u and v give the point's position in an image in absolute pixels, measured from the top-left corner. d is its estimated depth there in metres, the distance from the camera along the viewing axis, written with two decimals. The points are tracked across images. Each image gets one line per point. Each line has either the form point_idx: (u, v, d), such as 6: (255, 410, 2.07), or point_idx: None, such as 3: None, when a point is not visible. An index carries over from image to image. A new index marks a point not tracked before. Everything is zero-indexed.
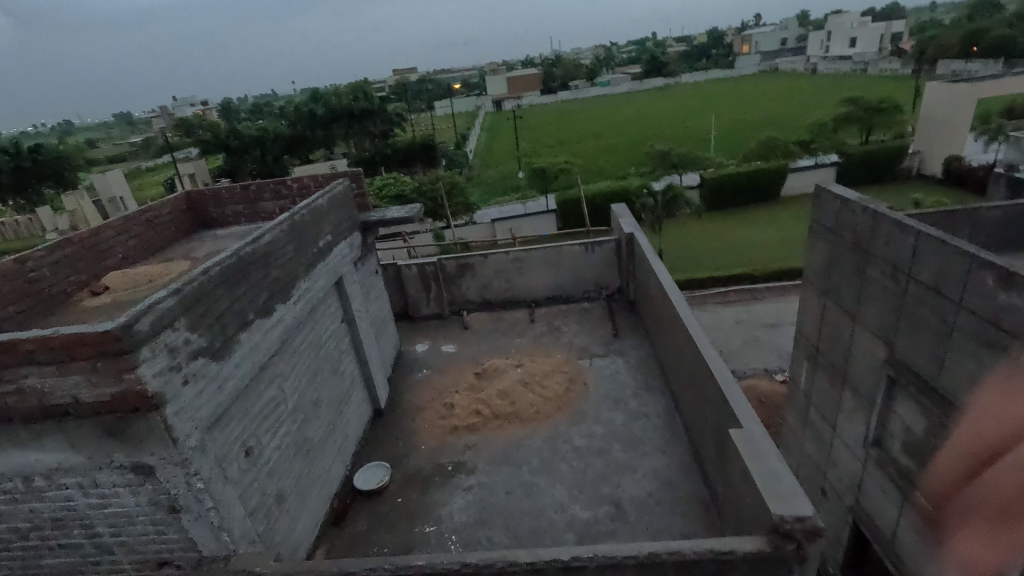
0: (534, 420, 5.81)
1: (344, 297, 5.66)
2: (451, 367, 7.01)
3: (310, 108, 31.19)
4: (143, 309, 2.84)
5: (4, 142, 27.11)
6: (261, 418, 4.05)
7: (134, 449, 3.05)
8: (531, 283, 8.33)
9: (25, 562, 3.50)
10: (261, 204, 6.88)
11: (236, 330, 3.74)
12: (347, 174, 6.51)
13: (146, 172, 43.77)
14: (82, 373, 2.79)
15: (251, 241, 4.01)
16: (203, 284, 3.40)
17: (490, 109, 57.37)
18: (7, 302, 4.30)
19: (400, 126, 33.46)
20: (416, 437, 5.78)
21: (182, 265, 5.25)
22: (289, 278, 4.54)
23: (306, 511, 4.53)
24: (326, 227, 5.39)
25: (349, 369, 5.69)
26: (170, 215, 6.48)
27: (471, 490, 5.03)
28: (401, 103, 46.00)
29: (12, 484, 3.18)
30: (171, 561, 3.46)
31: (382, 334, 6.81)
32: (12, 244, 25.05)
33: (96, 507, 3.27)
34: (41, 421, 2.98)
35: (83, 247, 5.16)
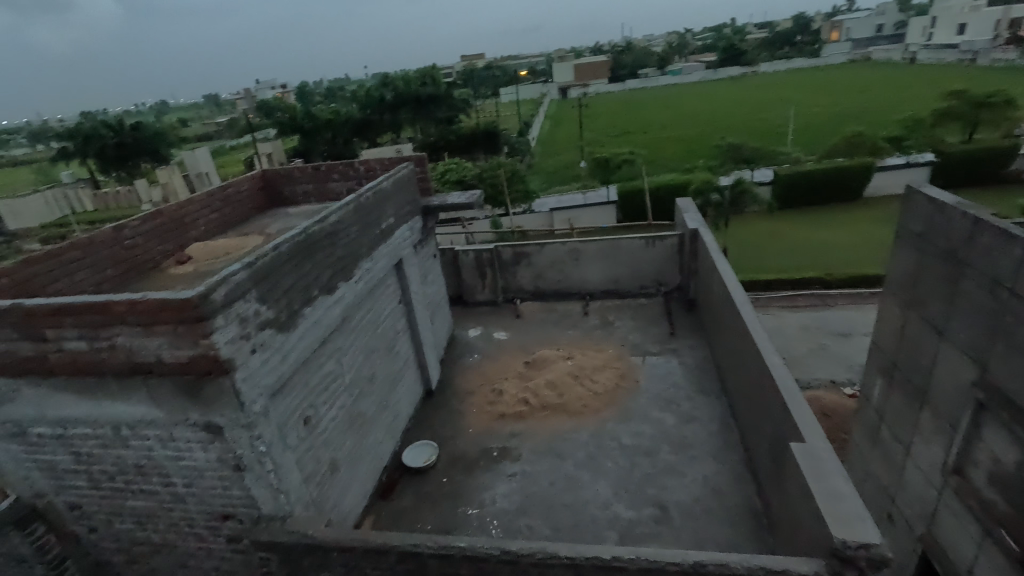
0: (581, 414, 5.75)
1: (402, 278, 5.80)
2: (501, 354, 7.06)
3: (379, 93, 32.09)
4: (219, 280, 3.04)
5: (111, 120, 29.85)
6: (319, 389, 4.25)
7: (207, 409, 3.29)
8: (587, 275, 8.21)
9: (111, 502, 3.86)
10: (329, 184, 7.18)
11: (301, 304, 3.93)
12: (411, 158, 6.66)
13: (228, 150, 46.80)
14: (164, 336, 3.03)
15: (318, 220, 4.18)
16: (274, 259, 3.59)
17: (555, 97, 56.81)
18: (105, 266, 4.74)
19: (465, 112, 33.82)
20: (464, 420, 5.89)
21: (256, 240, 5.57)
22: (352, 258, 4.71)
23: (357, 482, 4.73)
24: (390, 209, 5.54)
25: (404, 349, 5.86)
26: (247, 191, 6.88)
27: (515, 478, 5.07)
28: (466, 90, 46.47)
29: (103, 430, 3.51)
30: (234, 515, 3.72)
31: (437, 317, 6.95)
32: (113, 212, 27.60)
33: (172, 459, 3.55)
34: (129, 377, 3.26)
35: (172, 218, 5.58)
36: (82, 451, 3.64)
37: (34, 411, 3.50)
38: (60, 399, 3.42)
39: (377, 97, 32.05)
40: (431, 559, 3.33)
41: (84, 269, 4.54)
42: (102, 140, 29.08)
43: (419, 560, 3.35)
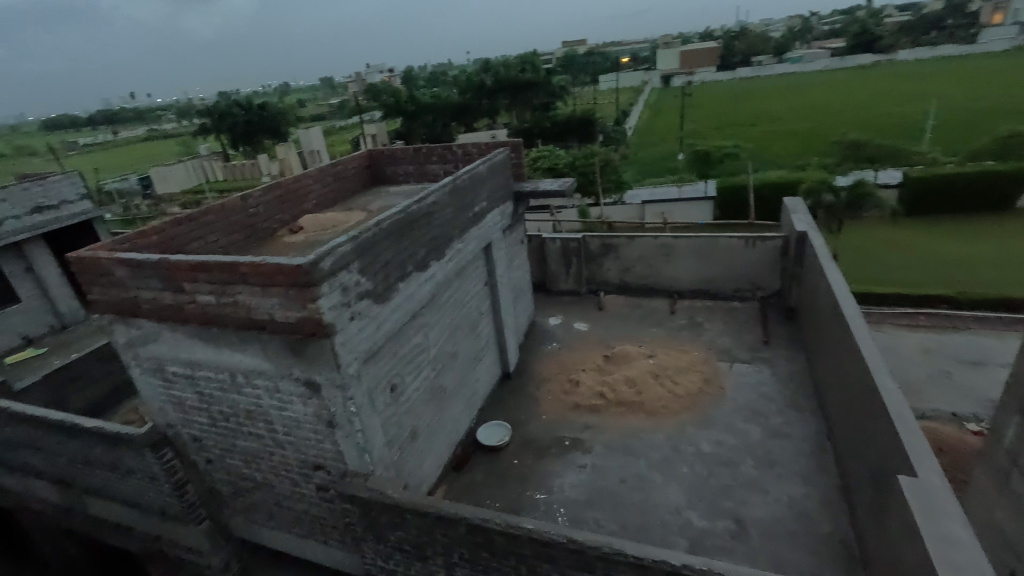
0: (658, 415, 5.57)
1: (489, 262, 5.92)
2: (580, 345, 7.02)
3: (480, 78, 32.73)
4: (327, 250, 3.30)
5: (244, 99, 33.19)
6: (406, 360, 4.49)
7: (309, 367, 3.60)
8: (677, 273, 7.89)
9: (224, 439, 4.37)
10: (428, 166, 7.49)
11: (397, 278, 4.15)
12: (507, 144, 6.75)
13: (338, 130, 50.21)
14: (278, 297, 3.35)
15: (417, 199, 4.38)
16: (376, 234, 3.82)
17: (657, 85, 54.59)
18: (232, 230, 5.32)
19: (562, 99, 33.56)
20: (538, 406, 5.95)
21: (359, 215, 5.95)
22: (445, 238, 4.88)
23: (433, 452, 4.96)
24: (484, 192, 5.66)
25: (486, 330, 6.01)
26: (354, 169, 7.37)
27: (585, 469, 5.05)
28: (565, 76, 46.02)
29: (222, 375, 3.97)
30: (324, 466, 4.06)
31: (519, 301, 7.04)
32: (239, 183, 30.80)
33: (276, 409, 3.94)
34: (246, 331, 3.65)
35: (289, 191, 6.11)
36: (205, 392, 4.15)
37: (170, 352, 4.03)
38: (191, 343, 3.90)
39: (478, 82, 32.79)
40: (498, 536, 3.42)
41: (215, 232, 5.12)
42: (234, 118, 32.45)
43: (486, 535, 3.45)
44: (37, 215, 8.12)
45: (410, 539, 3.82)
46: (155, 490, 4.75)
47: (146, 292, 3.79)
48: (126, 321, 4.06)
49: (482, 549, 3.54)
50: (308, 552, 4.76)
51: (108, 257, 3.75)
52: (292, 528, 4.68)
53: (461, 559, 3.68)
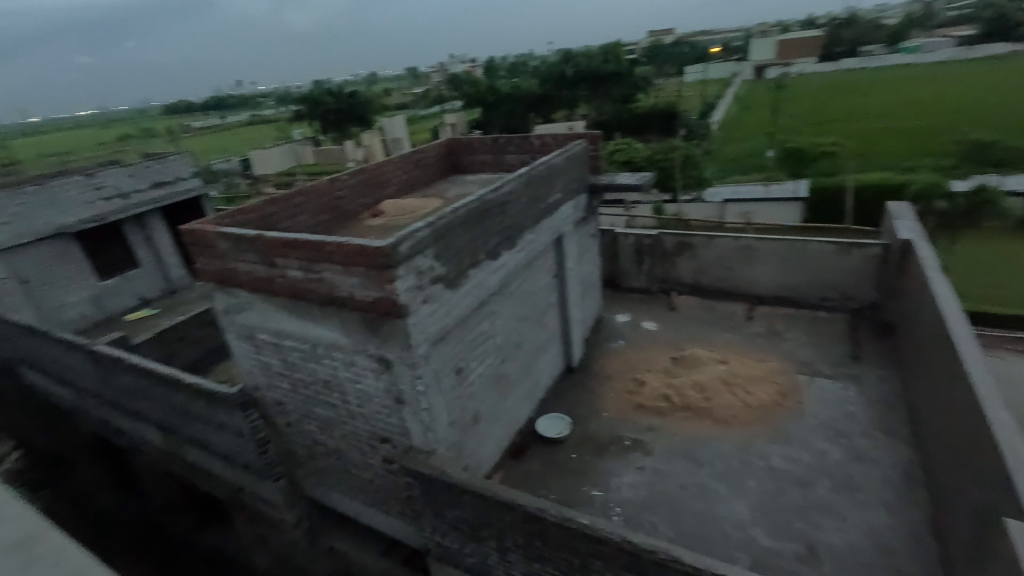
0: (727, 424, 5.33)
1: (560, 254, 5.90)
2: (648, 344, 6.84)
3: (561, 69, 32.47)
4: (406, 235, 3.44)
5: (336, 88, 35.10)
6: (473, 345, 4.59)
7: (382, 344, 3.78)
8: (758, 277, 7.45)
9: (302, 405, 4.70)
10: (505, 156, 7.58)
11: (469, 265, 4.24)
12: (585, 136, 6.66)
13: (420, 119, 52.02)
14: (358, 277, 3.54)
15: (493, 188, 4.44)
16: (452, 221, 3.92)
17: (748, 77, 51.51)
18: (320, 211, 5.67)
19: (645, 91, 32.54)
20: (600, 403, 5.87)
21: (436, 202, 6.13)
22: (518, 228, 4.91)
23: (493, 437, 5.05)
24: (559, 184, 5.64)
25: (552, 322, 6.01)
26: (433, 157, 7.59)
27: (644, 472, 4.94)
28: (650, 67, 44.53)
29: (305, 346, 4.26)
30: (390, 440, 4.27)
31: (588, 296, 6.96)
32: (328, 167, 32.73)
33: (350, 381, 4.17)
34: (328, 307, 3.89)
35: (372, 176, 6.41)
36: (288, 360, 4.48)
37: (260, 321, 4.38)
38: (279, 314, 4.22)
39: (558, 73, 32.57)
40: (552, 527, 3.43)
41: (305, 212, 5.48)
42: (326, 105, 34.44)
43: (541, 524, 3.48)
44: (156, 190, 9.13)
45: (467, 519, 3.94)
46: (241, 445, 5.21)
47: (243, 265, 4.14)
48: (225, 290, 4.46)
49: (536, 537, 3.57)
50: (371, 519, 5.04)
51: (213, 230, 4.12)
52: (358, 495, 4.96)
53: (515, 544, 3.75)
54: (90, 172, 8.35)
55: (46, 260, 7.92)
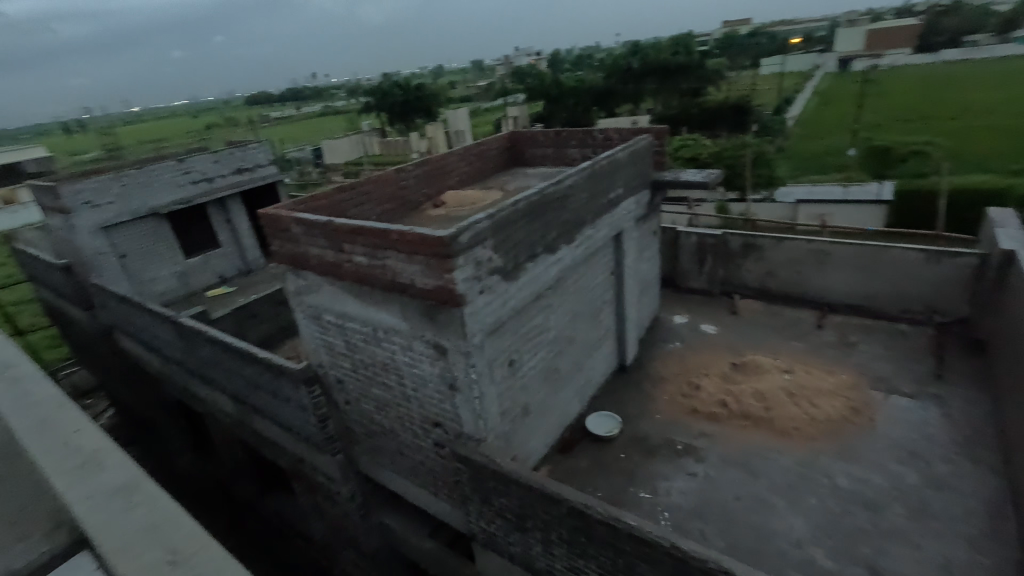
0: (788, 436, 5.07)
1: (618, 251, 5.80)
2: (706, 348, 6.61)
3: (628, 62, 31.76)
4: (466, 226, 3.51)
5: (404, 81, 36.10)
6: (527, 338, 4.61)
7: (439, 332, 3.88)
8: (831, 284, 7.00)
9: (361, 385, 4.92)
10: (567, 150, 7.52)
11: (526, 258, 4.26)
12: (651, 131, 6.48)
13: (483, 111, 52.58)
14: (419, 265, 3.65)
15: (554, 182, 4.43)
16: (512, 213, 3.95)
17: (831, 69, 48.20)
18: (385, 200, 5.87)
19: (715, 84, 31.23)
20: (653, 405, 5.75)
21: (496, 194, 6.19)
22: (577, 223, 4.88)
23: (542, 430, 5.07)
24: (621, 179, 5.53)
25: (607, 319, 5.94)
26: (496, 150, 7.66)
27: (696, 478, 4.80)
28: (722, 60, 42.66)
29: (366, 329, 4.44)
30: (442, 425, 4.39)
31: (645, 294, 6.82)
32: (393, 157, 33.84)
33: (407, 365, 4.32)
34: (389, 293, 4.03)
35: (436, 167, 6.55)
36: (350, 341, 4.69)
37: (327, 303, 4.61)
38: (344, 297, 4.42)
39: (625, 66, 31.90)
40: (598, 525, 3.41)
41: (371, 201, 5.70)
42: (394, 98, 35.53)
43: (587, 521, 3.46)
44: (239, 175, 9.69)
45: (513, 509, 3.98)
46: (304, 418, 5.52)
47: (314, 249, 4.37)
48: (296, 272, 4.73)
49: (581, 534, 3.56)
50: (421, 499, 5.21)
51: (288, 215, 4.37)
52: (409, 475, 5.14)
53: (559, 539, 3.76)
54: (182, 158, 8.95)
55: (142, 237, 8.71)
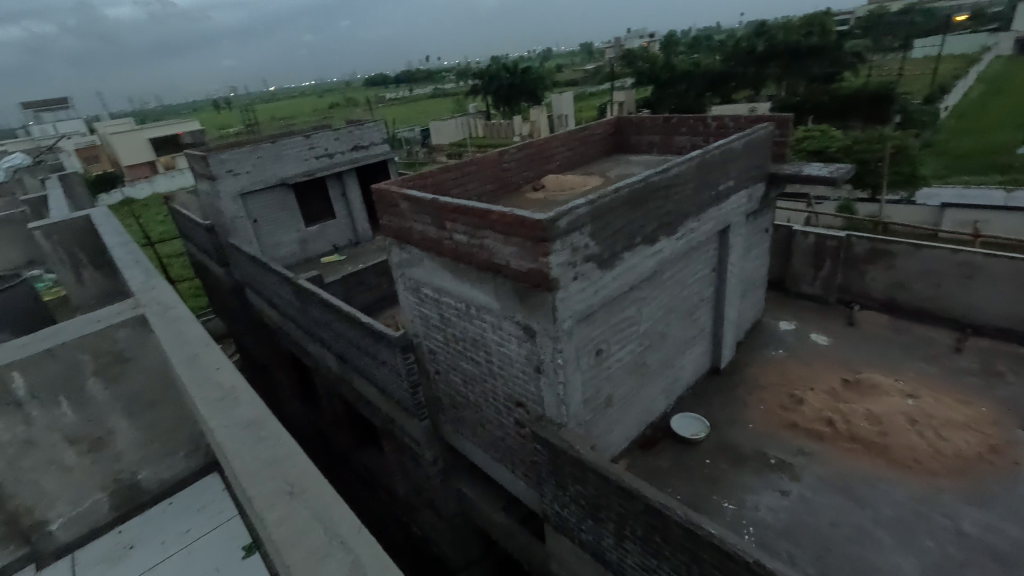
0: (903, 467, 4.54)
1: (723, 247, 5.46)
2: (813, 359, 6.08)
3: (751, 43, 29.32)
4: (565, 211, 3.50)
5: (511, 64, 36.39)
6: (617, 329, 4.53)
7: (530, 314, 3.93)
8: (978, 302, 6.07)
9: (450, 358, 5.15)
10: (676, 137, 7.18)
11: (624, 247, 4.16)
12: (773, 119, 5.96)
13: (588, 95, 51.65)
14: (516, 247, 3.71)
15: (660, 170, 4.25)
16: (613, 201, 3.87)
17: (1005, 52, 41.04)
18: (487, 181, 6.02)
19: (853, 69, 27.94)
20: (746, 413, 5.41)
21: (596, 180, 6.09)
22: (680, 214, 4.66)
23: (624, 423, 5.00)
24: (733, 171, 5.18)
25: (703, 318, 5.66)
26: (599, 135, 7.51)
27: (788, 496, 4.46)
28: (864, 41, 38.01)
29: (460, 305, 4.63)
30: (524, 405, 4.48)
31: (748, 296, 6.38)
32: (495, 140, 34.38)
33: (495, 343, 4.43)
34: (484, 272, 4.15)
35: (538, 150, 6.57)
36: (444, 315, 4.91)
37: (426, 277, 4.85)
38: (442, 273, 4.63)
39: (747, 48, 29.57)
40: (676, 528, 3.30)
41: (473, 181, 5.87)
42: (501, 81, 35.96)
43: (664, 521, 3.37)
44: (355, 152, 10.42)
45: (587, 497, 3.98)
46: (397, 383, 5.90)
47: (418, 225, 4.60)
48: (400, 246, 5.01)
49: (657, 533, 3.49)
50: (498, 474, 5.38)
51: (398, 191, 4.63)
52: (489, 449, 5.33)
53: (633, 534, 3.71)
54: (309, 134, 9.77)
55: (271, 205, 9.72)
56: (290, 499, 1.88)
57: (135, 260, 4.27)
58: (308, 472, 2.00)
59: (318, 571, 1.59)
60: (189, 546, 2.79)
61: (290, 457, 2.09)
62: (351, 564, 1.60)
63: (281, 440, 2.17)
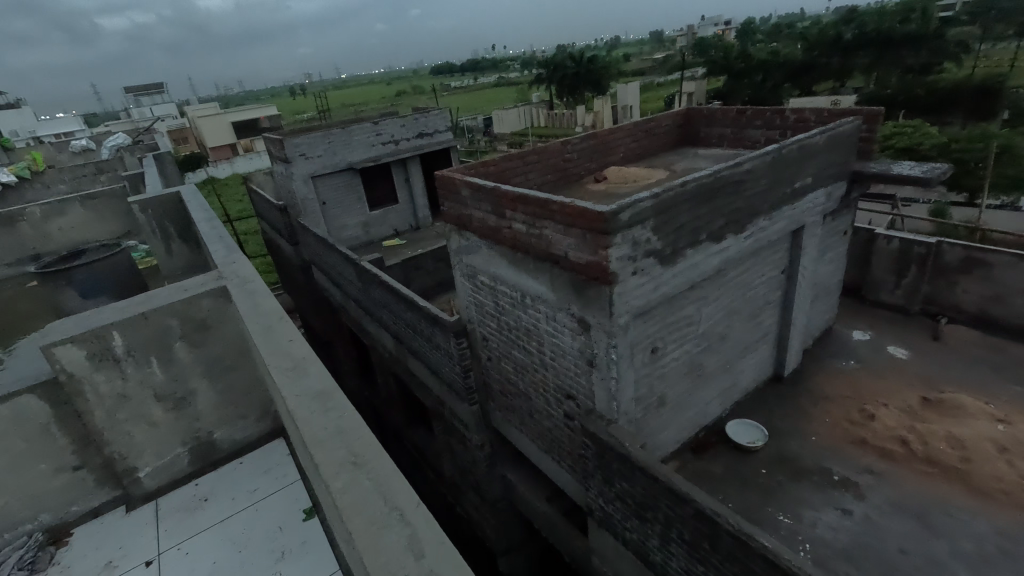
0: (987, 498, 4.16)
1: (795, 248, 5.16)
2: (888, 373, 5.66)
3: (838, 31, 27.33)
4: (629, 203, 3.42)
5: (578, 53, 35.85)
6: (675, 328, 4.41)
7: (586, 307, 3.88)
8: None
9: (503, 345, 5.20)
10: (749, 131, 6.83)
11: (687, 244, 4.02)
12: (860, 113, 5.51)
13: (655, 86, 50.09)
14: (575, 239, 3.67)
15: (730, 165, 4.06)
16: (678, 195, 3.74)
17: None
18: (548, 171, 5.98)
19: (955, 59, 25.43)
20: (809, 425, 5.13)
21: (661, 174, 5.91)
22: (750, 212, 4.44)
23: (676, 424, 4.87)
24: (811, 167, 4.87)
25: (768, 322, 5.39)
26: (667, 127, 7.27)
27: (851, 516, 4.20)
28: (971, 27, 34.42)
29: (515, 294, 4.65)
30: (574, 398, 4.46)
31: (819, 301, 6.01)
32: (557, 130, 34.07)
33: (549, 334, 4.42)
34: (541, 262, 4.14)
35: (602, 141, 6.45)
36: (499, 303, 4.95)
37: (483, 264, 4.90)
38: (499, 262, 4.66)
39: (833, 36, 27.62)
40: (726, 536, 3.19)
41: (535, 171, 5.85)
42: (566, 70, 35.52)
43: (714, 528, 3.26)
44: (420, 139, 10.65)
45: (634, 495, 3.92)
46: (450, 367, 6.04)
47: (478, 212, 4.65)
48: (460, 232, 5.09)
49: (705, 539, 3.39)
50: (544, 464, 5.41)
51: (460, 179, 4.69)
52: (536, 439, 5.36)
53: (680, 538, 3.63)
54: (377, 120, 10.07)
55: (339, 188, 10.14)
56: (354, 469, 1.97)
57: (218, 235, 4.59)
58: (371, 446, 2.09)
59: (378, 540, 1.66)
60: (257, 503, 3.01)
61: (355, 429, 2.19)
62: (410, 538, 1.66)
63: (345, 413, 2.27)
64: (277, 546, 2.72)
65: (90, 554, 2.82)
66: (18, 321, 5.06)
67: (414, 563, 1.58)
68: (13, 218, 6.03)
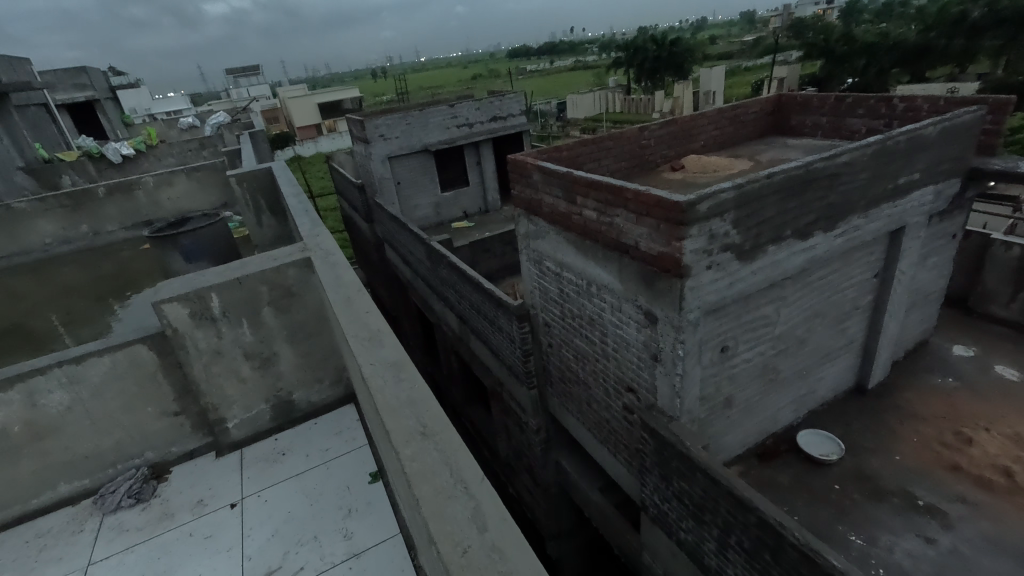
0: None
1: (892, 250, 4.72)
2: (994, 396, 5.09)
3: (964, 9, 24.25)
4: (708, 194, 3.25)
5: (661, 35, 34.37)
6: (749, 327, 4.19)
7: (654, 300, 3.77)
8: None
9: (565, 332, 5.17)
10: (849, 119, 6.26)
11: (769, 240, 3.79)
12: (986, 101, 4.88)
13: (744, 71, 47.26)
14: (649, 228, 3.56)
15: (826, 156, 3.75)
16: (763, 186, 3.52)
17: None
18: (622, 157, 5.83)
19: None
20: (894, 443, 4.73)
21: (745, 164, 5.58)
22: (844, 209, 4.10)
23: (742, 428, 4.67)
24: (920, 162, 4.40)
25: (854, 329, 5.00)
26: (754, 114, 6.83)
27: (935, 545, 3.86)
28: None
29: (581, 281, 4.59)
30: (635, 391, 4.38)
31: (917, 310, 5.48)
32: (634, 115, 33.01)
33: (614, 324, 4.34)
34: (611, 250, 4.05)
35: (683, 128, 6.17)
36: (564, 290, 4.91)
37: (550, 250, 4.87)
38: (567, 249, 4.62)
39: (957, 16, 24.57)
40: (790, 549, 3.03)
41: (608, 157, 5.72)
42: (647, 53, 34.17)
43: (777, 539, 3.11)
44: (494, 123, 10.71)
45: (693, 496, 3.81)
46: (510, 349, 6.10)
47: (548, 197, 4.61)
48: (528, 216, 5.08)
49: (767, 549, 3.24)
50: (599, 455, 5.38)
51: (533, 162, 4.66)
52: (593, 428, 5.33)
53: (740, 545, 3.49)
54: (453, 103, 10.21)
55: (414, 169, 10.43)
56: (423, 439, 2.05)
57: (304, 210, 4.87)
58: (439, 419, 2.16)
59: (443, 508, 1.73)
60: (329, 462, 3.23)
61: (424, 402, 2.27)
62: (473, 511, 1.72)
63: (414, 386, 2.37)
64: (345, 503, 2.91)
65: (186, 491, 3.15)
66: (132, 278, 5.66)
67: (476, 536, 1.62)
68: (132, 186, 6.71)
